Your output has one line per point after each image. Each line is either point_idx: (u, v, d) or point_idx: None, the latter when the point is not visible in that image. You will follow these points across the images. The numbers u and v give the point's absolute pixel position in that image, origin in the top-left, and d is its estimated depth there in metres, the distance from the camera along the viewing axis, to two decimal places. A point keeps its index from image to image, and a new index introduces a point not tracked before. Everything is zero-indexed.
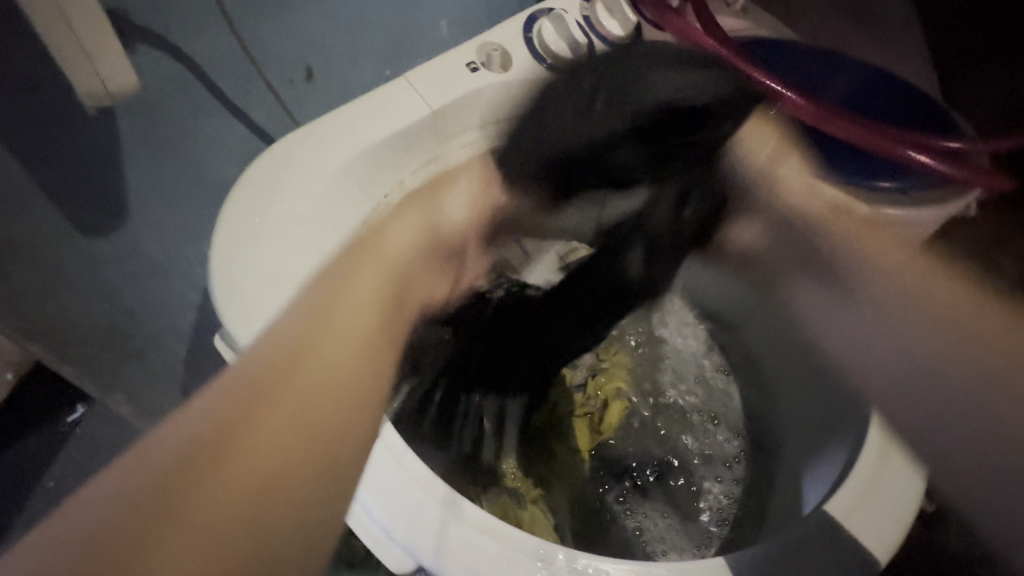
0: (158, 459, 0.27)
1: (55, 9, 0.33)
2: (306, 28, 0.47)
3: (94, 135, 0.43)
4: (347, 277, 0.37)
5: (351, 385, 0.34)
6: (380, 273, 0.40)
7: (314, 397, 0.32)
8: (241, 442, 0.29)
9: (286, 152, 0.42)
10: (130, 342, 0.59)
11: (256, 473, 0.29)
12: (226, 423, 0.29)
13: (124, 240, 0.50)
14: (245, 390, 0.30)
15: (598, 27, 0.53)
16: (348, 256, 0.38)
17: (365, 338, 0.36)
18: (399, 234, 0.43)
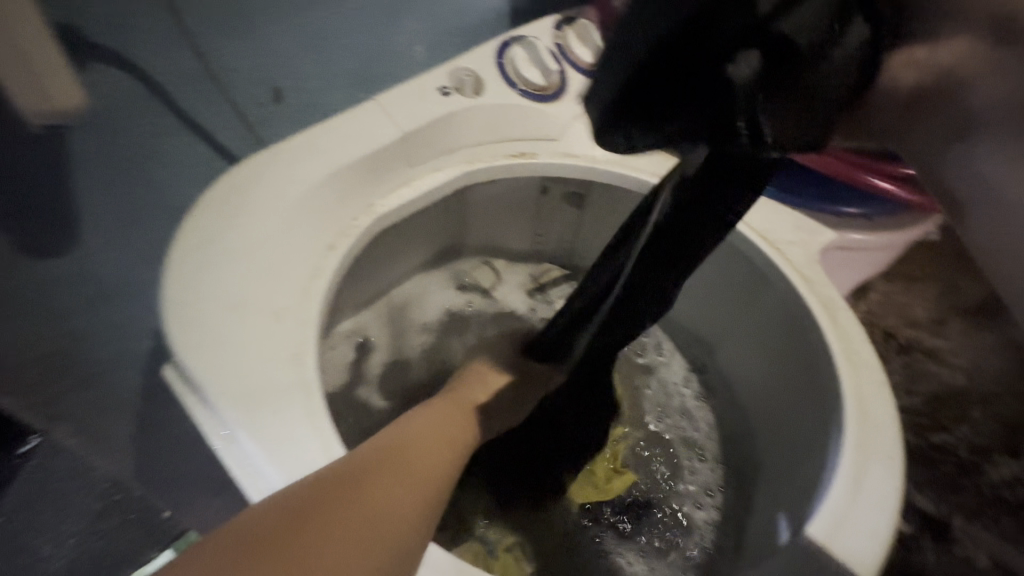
0: (279, 502, 0.30)
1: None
2: (272, 48, 0.46)
3: (44, 147, 0.39)
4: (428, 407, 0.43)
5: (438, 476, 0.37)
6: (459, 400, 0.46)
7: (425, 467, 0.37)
8: (383, 480, 0.34)
9: (248, 178, 0.43)
10: (83, 369, 0.54)
11: (370, 509, 0.32)
12: (342, 477, 0.32)
13: (80, 263, 0.47)
14: (361, 457, 0.34)
15: (570, 55, 0.55)
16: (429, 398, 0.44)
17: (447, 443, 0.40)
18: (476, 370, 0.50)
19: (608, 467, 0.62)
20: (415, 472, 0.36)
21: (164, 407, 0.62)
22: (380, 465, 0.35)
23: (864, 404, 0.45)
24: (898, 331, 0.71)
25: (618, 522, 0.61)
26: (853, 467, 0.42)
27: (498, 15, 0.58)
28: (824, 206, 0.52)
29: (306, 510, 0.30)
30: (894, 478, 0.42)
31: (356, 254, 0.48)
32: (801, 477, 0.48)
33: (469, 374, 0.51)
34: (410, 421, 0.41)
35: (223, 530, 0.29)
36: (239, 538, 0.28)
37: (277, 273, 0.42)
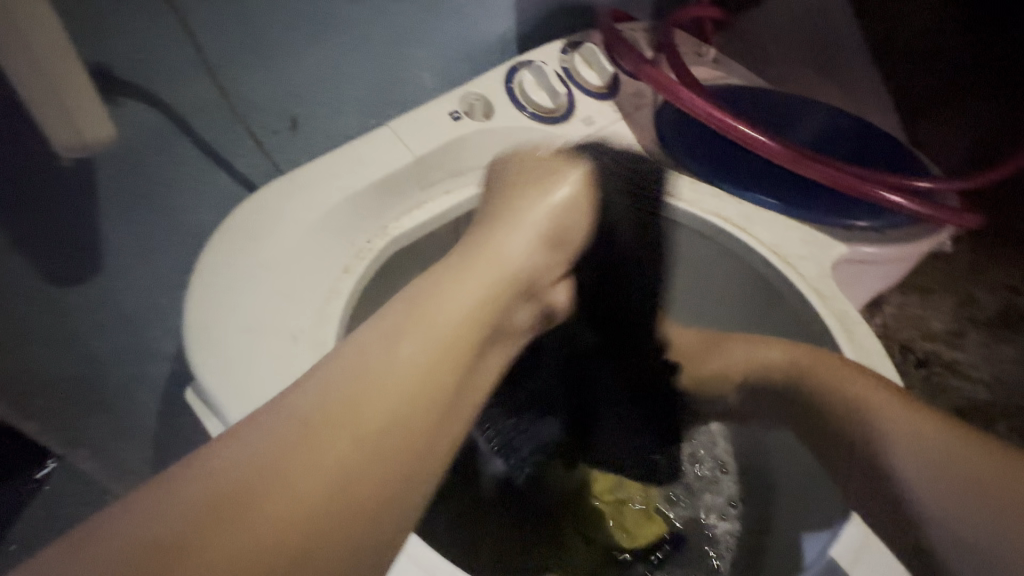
0: (218, 480, 0.30)
1: (37, 66, 0.31)
2: (289, 80, 0.47)
3: (68, 178, 0.41)
4: (442, 292, 0.40)
5: (401, 427, 0.35)
6: (488, 277, 0.43)
7: (365, 445, 0.33)
8: (304, 467, 0.31)
9: (266, 203, 0.45)
10: (101, 392, 0.55)
11: (294, 496, 0.30)
12: (287, 456, 0.31)
13: (100, 289, 0.48)
14: (307, 429, 0.32)
15: (576, 78, 0.56)
16: (461, 259, 0.43)
17: (434, 369, 0.37)
18: (514, 247, 0.45)
19: (638, 514, 0.59)
20: (360, 441, 0.33)
21: (179, 430, 0.62)
22: (308, 446, 0.32)
23: None
24: (914, 344, 0.79)
25: (650, 558, 0.57)
26: (846, 545, 0.40)
27: (505, 41, 0.60)
28: (839, 220, 0.53)
29: (236, 495, 0.29)
30: None
31: (371, 277, 0.49)
32: (823, 495, 0.47)
33: (503, 204, 0.47)
34: (363, 340, 0.36)
35: (153, 495, 0.29)
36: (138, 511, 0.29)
37: (294, 298, 0.43)
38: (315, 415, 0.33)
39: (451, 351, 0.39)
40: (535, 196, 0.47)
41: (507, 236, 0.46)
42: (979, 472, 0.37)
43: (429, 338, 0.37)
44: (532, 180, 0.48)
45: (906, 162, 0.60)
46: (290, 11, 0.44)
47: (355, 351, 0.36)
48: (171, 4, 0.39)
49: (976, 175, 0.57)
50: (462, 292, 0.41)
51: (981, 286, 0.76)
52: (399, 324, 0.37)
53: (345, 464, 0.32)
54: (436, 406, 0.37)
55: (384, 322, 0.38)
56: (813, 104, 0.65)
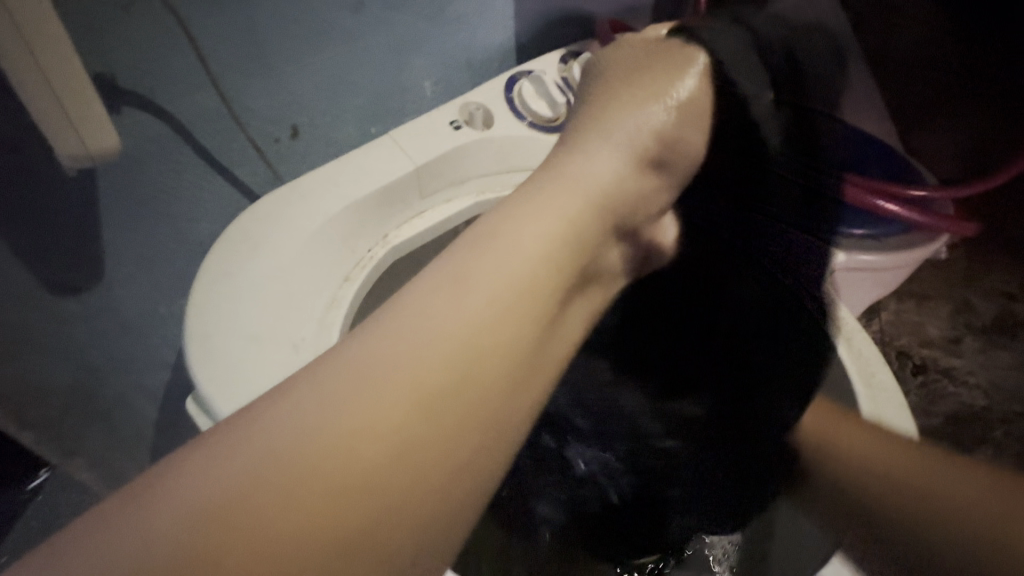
0: (236, 466, 0.24)
1: (43, 76, 0.31)
2: (291, 90, 0.48)
3: (72, 189, 0.41)
4: (505, 234, 0.34)
5: (464, 391, 0.29)
6: (550, 218, 0.37)
7: (423, 412, 0.27)
8: (346, 440, 0.25)
9: (268, 212, 0.45)
10: (98, 401, 0.54)
11: (355, 470, 0.25)
12: (323, 431, 0.25)
13: (101, 299, 0.48)
14: (347, 394, 0.26)
15: (575, 87, 0.57)
16: (522, 198, 0.37)
17: (503, 320, 0.32)
18: (596, 173, 0.42)
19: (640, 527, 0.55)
20: (427, 405, 0.27)
21: (177, 439, 0.62)
22: (369, 411, 0.26)
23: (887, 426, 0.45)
24: (912, 351, 0.82)
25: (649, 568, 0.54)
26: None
27: (505, 51, 0.61)
28: (838, 228, 0.53)
29: (262, 482, 0.24)
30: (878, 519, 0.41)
31: (371, 284, 0.49)
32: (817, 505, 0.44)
33: (582, 142, 0.43)
34: (423, 290, 0.31)
35: (165, 484, 0.24)
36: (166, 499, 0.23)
37: (295, 305, 0.43)
38: (373, 372, 0.27)
39: (522, 306, 0.33)
40: (608, 133, 0.44)
41: (583, 169, 0.41)
42: (914, 479, 0.38)
43: (494, 284, 0.32)
44: (608, 124, 0.45)
45: (901, 171, 0.61)
46: (293, 22, 0.44)
47: (414, 299, 0.31)
48: (178, 16, 0.39)
49: (971, 184, 0.57)
50: (529, 242, 0.35)
51: (975, 292, 0.76)
52: (465, 267, 0.32)
53: (413, 429, 0.27)
54: (511, 373, 0.31)
55: (440, 270, 0.33)
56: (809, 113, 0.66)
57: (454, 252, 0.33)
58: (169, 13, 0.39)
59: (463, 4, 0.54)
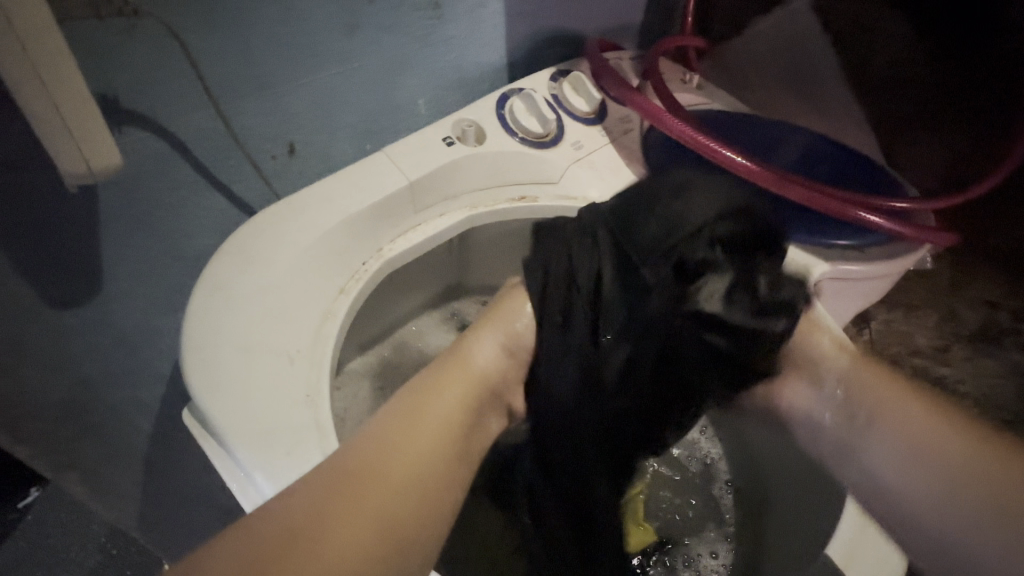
0: (251, 536, 0.33)
1: (46, 93, 0.32)
2: (287, 108, 0.49)
3: (72, 207, 0.42)
4: (433, 397, 0.42)
5: (400, 517, 0.36)
6: (466, 392, 0.43)
7: (369, 526, 0.35)
8: (313, 538, 0.33)
9: (266, 227, 0.46)
10: (93, 415, 0.55)
11: (315, 572, 0.32)
12: (299, 529, 0.33)
13: (97, 313, 0.48)
14: (320, 495, 0.34)
15: (565, 104, 0.59)
16: (437, 373, 0.44)
17: (433, 463, 0.39)
18: (484, 359, 0.46)
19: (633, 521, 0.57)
20: (388, 500, 0.36)
21: (171, 453, 0.62)
22: (340, 508, 0.34)
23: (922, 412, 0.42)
24: (902, 359, 0.80)
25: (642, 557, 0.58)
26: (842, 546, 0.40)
27: (497, 70, 0.63)
28: (819, 239, 0.55)
29: (262, 554, 0.32)
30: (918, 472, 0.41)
31: (366, 297, 0.50)
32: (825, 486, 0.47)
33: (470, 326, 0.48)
34: (376, 426, 0.39)
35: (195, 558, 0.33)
36: (211, 565, 0.31)
37: (291, 317, 0.43)
38: (352, 472, 0.36)
39: (447, 437, 0.41)
40: (497, 321, 0.47)
41: (477, 340, 0.46)
42: (966, 469, 0.40)
43: (428, 435, 0.40)
44: (498, 311, 0.48)
45: (884, 183, 0.62)
46: (291, 44, 0.46)
47: (369, 437, 0.38)
48: (180, 40, 0.40)
49: (949, 194, 0.59)
50: (449, 393, 0.42)
51: (960, 302, 0.79)
52: (408, 419, 0.40)
53: (378, 520, 0.35)
54: (437, 486, 0.39)
55: (394, 415, 0.40)
56: (794, 128, 0.68)
57: (398, 400, 0.42)
58: (170, 36, 0.40)
59: (457, 25, 0.55)
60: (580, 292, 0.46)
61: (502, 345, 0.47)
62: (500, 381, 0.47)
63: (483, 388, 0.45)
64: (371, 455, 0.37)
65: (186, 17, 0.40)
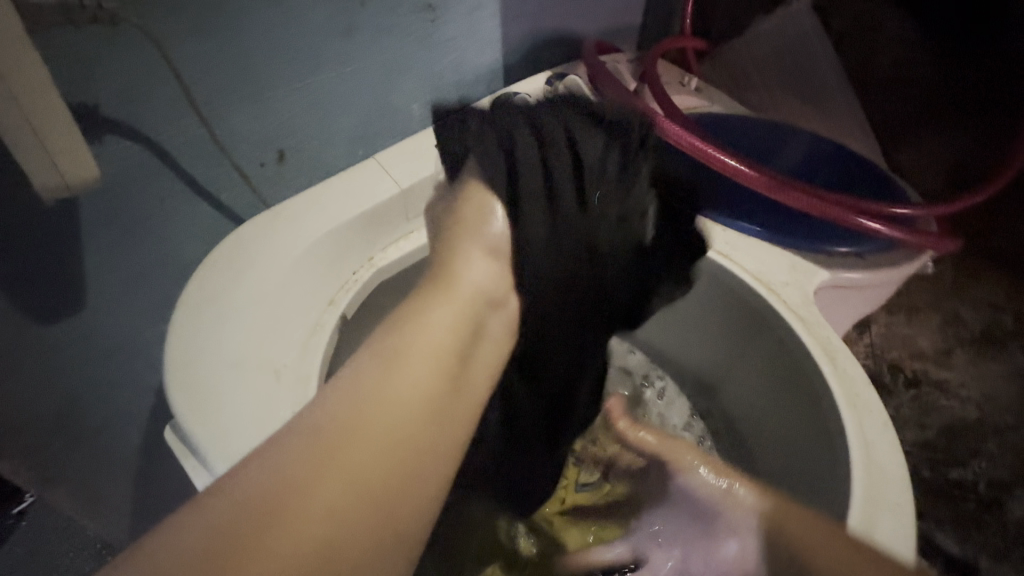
0: (243, 493, 0.28)
1: (15, 104, 0.31)
2: (276, 114, 0.48)
3: (55, 218, 0.41)
4: (427, 316, 0.40)
5: (416, 437, 0.34)
6: (457, 309, 0.42)
7: (383, 451, 0.32)
8: (323, 474, 0.30)
9: (252, 236, 0.45)
10: (80, 428, 0.54)
11: (331, 503, 0.29)
12: (301, 477, 0.29)
13: (85, 324, 0.48)
14: (318, 437, 0.31)
15: None
16: (427, 294, 0.42)
17: (435, 380, 0.37)
18: (475, 274, 0.44)
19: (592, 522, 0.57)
20: (388, 431, 0.33)
21: (164, 462, 0.62)
22: (346, 440, 0.31)
23: (872, 447, 0.43)
24: (903, 363, 0.79)
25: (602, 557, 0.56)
26: None
27: (493, 73, 0.61)
28: (822, 247, 0.53)
29: (262, 509, 0.27)
30: (906, 522, 0.39)
31: (356, 307, 0.49)
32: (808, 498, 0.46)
33: (457, 241, 0.46)
34: (366, 352, 0.36)
35: (178, 517, 0.27)
36: (182, 542, 0.26)
37: (278, 330, 0.43)
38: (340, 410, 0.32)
39: (441, 362, 0.38)
40: (472, 241, 0.46)
41: (467, 260, 0.45)
42: None
43: (425, 355, 0.37)
44: (469, 227, 0.46)
45: (887, 189, 0.61)
46: (278, 48, 0.45)
47: (366, 361, 0.35)
48: (161, 47, 0.39)
49: (953, 201, 0.58)
50: (437, 318, 0.40)
51: (964, 303, 0.78)
52: (403, 341, 0.37)
53: (380, 454, 0.32)
54: (442, 406, 0.36)
55: (390, 333, 0.38)
56: (795, 131, 0.67)
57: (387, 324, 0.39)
58: (151, 43, 0.39)
59: (450, 28, 0.54)
60: (572, 186, 0.47)
61: (492, 258, 0.46)
62: (494, 294, 0.45)
63: (472, 311, 0.43)
64: (366, 386, 0.34)
65: (168, 23, 0.39)
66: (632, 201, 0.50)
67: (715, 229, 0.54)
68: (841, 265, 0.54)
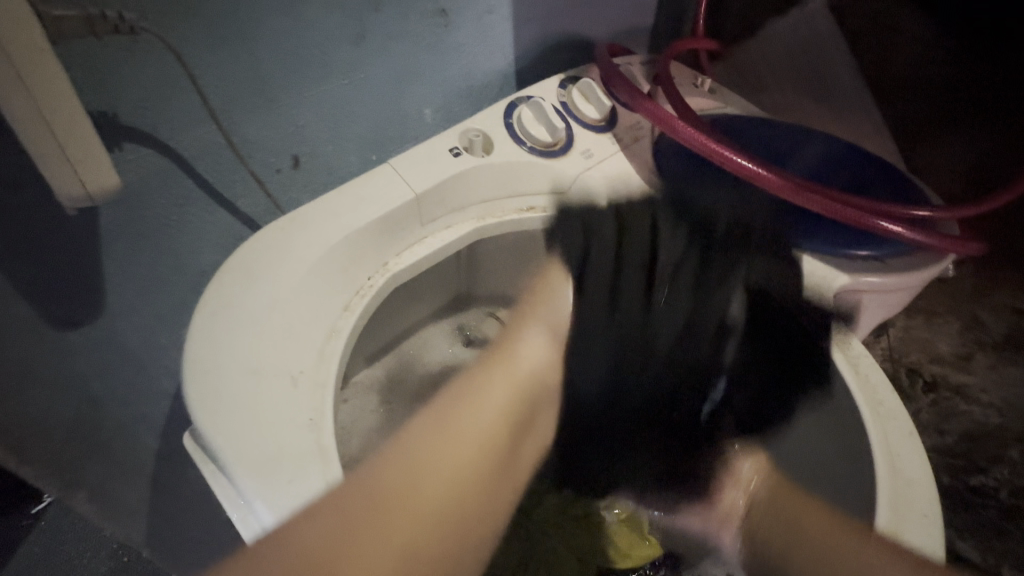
0: (306, 544, 0.36)
1: (38, 114, 0.31)
2: (290, 121, 0.48)
3: (76, 226, 0.42)
4: (489, 395, 0.52)
5: (472, 490, 0.47)
6: (509, 381, 0.53)
7: (439, 498, 0.45)
8: (385, 515, 0.41)
9: (269, 243, 0.45)
10: (99, 433, 0.55)
11: (395, 535, 0.41)
12: (368, 511, 0.41)
13: (104, 331, 0.48)
14: (383, 490, 0.42)
15: (575, 111, 0.58)
16: (487, 367, 0.54)
17: (489, 446, 0.50)
18: (530, 352, 0.55)
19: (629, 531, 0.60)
20: (441, 480, 0.45)
21: (179, 469, 0.62)
22: (409, 488, 0.44)
23: (895, 458, 0.42)
24: (921, 367, 0.79)
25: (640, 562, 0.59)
26: None
27: (505, 77, 0.61)
28: (840, 250, 0.52)
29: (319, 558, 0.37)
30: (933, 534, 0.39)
31: (371, 312, 0.49)
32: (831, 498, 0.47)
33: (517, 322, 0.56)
34: (422, 416, 0.49)
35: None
36: None
37: (295, 336, 0.43)
38: (405, 462, 0.45)
39: (497, 436, 0.51)
40: (543, 315, 0.56)
41: (525, 340, 0.55)
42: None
43: (480, 420, 0.50)
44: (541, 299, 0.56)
45: (905, 191, 0.60)
46: (293, 56, 0.45)
47: (423, 418, 0.49)
48: (180, 57, 0.40)
49: (974, 204, 0.57)
50: (494, 387, 0.52)
51: (984, 307, 0.75)
52: (454, 410, 0.49)
53: (433, 504, 0.44)
54: (493, 462, 0.50)
55: (456, 406, 0.50)
56: (812, 133, 0.66)
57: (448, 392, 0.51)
58: (170, 52, 0.39)
59: (463, 32, 0.54)
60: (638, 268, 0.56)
61: (544, 338, 0.56)
62: (541, 374, 0.55)
63: (528, 383, 0.54)
64: (428, 446, 0.46)
65: (187, 33, 0.39)
66: (708, 295, 0.56)
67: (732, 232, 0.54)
68: (860, 268, 0.53)
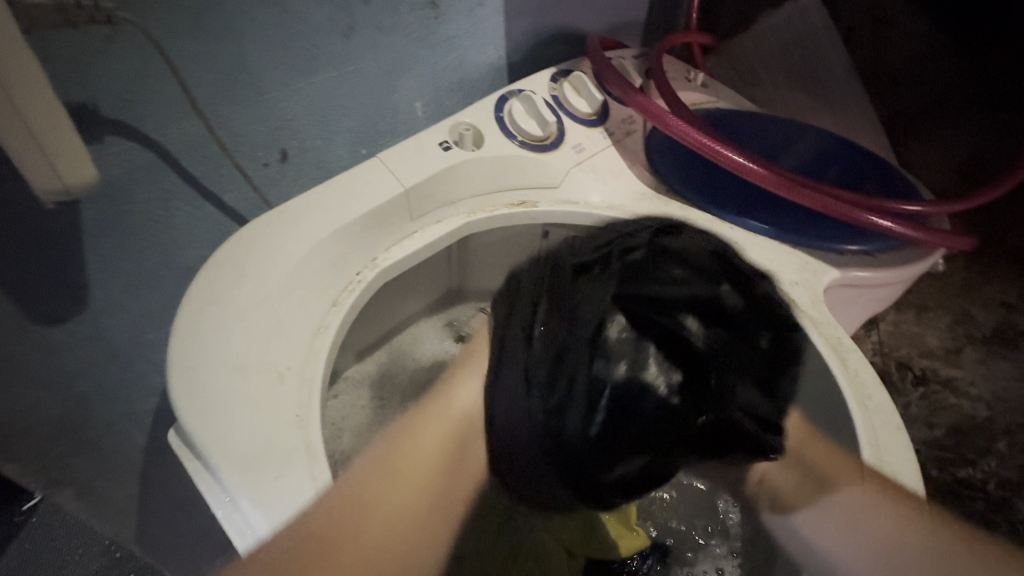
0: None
1: (8, 102, 0.30)
2: (277, 114, 0.47)
3: (57, 221, 0.41)
4: (417, 440, 0.46)
5: (403, 544, 0.42)
6: (442, 431, 0.47)
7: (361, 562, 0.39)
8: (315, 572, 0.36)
9: (255, 239, 0.44)
10: (85, 431, 0.54)
11: None
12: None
13: (88, 328, 0.48)
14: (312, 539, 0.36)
15: (566, 105, 0.57)
16: (415, 415, 0.47)
17: (420, 493, 0.44)
18: (467, 395, 0.49)
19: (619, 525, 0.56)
20: (372, 536, 0.40)
21: (167, 466, 0.62)
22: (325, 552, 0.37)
23: (882, 452, 0.42)
24: (911, 361, 0.79)
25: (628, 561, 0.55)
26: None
27: (497, 70, 0.61)
28: (830, 245, 0.53)
29: None
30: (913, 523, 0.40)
31: (360, 307, 0.48)
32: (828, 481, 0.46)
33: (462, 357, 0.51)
34: (362, 462, 0.43)
35: None
36: None
37: (281, 332, 0.42)
38: (356, 498, 0.40)
39: (423, 488, 0.44)
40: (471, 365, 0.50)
41: (461, 380, 0.49)
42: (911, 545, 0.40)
43: (410, 474, 0.44)
44: (473, 353, 0.51)
45: (897, 185, 0.60)
46: (279, 47, 0.44)
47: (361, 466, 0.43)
48: (162, 49, 0.39)
49: (965, 199, 0.57)
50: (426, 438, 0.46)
51: (974, 302, 0.76)
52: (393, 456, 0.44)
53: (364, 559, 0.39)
54: (430, 516, 0.44)
55: (386, 451, 0.44)
56: (804, 128, 0.66)
57: (383, 444, 0.45)
58: (151, 44, 0.38)
59: (453, 25, 0.53)
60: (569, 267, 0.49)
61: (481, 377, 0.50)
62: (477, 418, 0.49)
63: (458, 427, 0.48)
64: (362, 495, 0.41)
65: (169, 24, 0.39)
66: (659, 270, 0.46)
67: (724, 226, 0.53)
68: (850, 263, 0.53)
